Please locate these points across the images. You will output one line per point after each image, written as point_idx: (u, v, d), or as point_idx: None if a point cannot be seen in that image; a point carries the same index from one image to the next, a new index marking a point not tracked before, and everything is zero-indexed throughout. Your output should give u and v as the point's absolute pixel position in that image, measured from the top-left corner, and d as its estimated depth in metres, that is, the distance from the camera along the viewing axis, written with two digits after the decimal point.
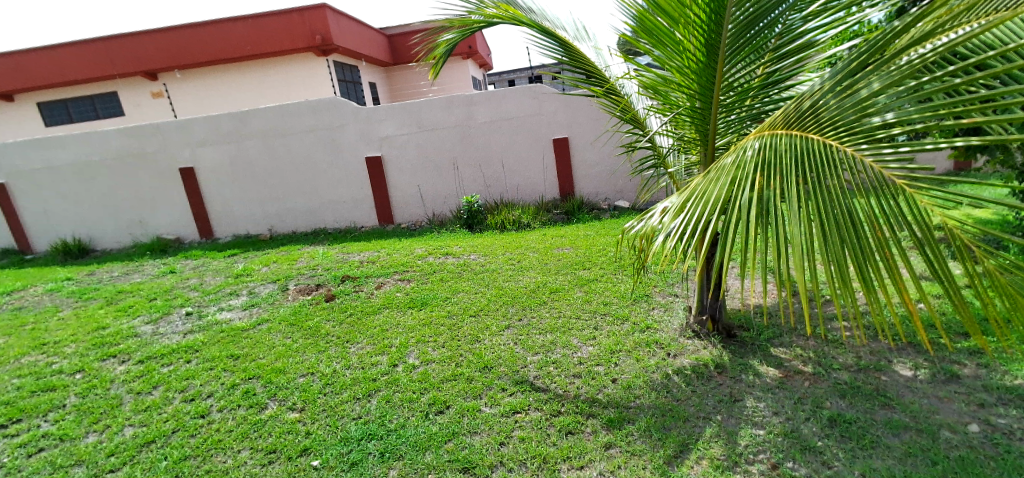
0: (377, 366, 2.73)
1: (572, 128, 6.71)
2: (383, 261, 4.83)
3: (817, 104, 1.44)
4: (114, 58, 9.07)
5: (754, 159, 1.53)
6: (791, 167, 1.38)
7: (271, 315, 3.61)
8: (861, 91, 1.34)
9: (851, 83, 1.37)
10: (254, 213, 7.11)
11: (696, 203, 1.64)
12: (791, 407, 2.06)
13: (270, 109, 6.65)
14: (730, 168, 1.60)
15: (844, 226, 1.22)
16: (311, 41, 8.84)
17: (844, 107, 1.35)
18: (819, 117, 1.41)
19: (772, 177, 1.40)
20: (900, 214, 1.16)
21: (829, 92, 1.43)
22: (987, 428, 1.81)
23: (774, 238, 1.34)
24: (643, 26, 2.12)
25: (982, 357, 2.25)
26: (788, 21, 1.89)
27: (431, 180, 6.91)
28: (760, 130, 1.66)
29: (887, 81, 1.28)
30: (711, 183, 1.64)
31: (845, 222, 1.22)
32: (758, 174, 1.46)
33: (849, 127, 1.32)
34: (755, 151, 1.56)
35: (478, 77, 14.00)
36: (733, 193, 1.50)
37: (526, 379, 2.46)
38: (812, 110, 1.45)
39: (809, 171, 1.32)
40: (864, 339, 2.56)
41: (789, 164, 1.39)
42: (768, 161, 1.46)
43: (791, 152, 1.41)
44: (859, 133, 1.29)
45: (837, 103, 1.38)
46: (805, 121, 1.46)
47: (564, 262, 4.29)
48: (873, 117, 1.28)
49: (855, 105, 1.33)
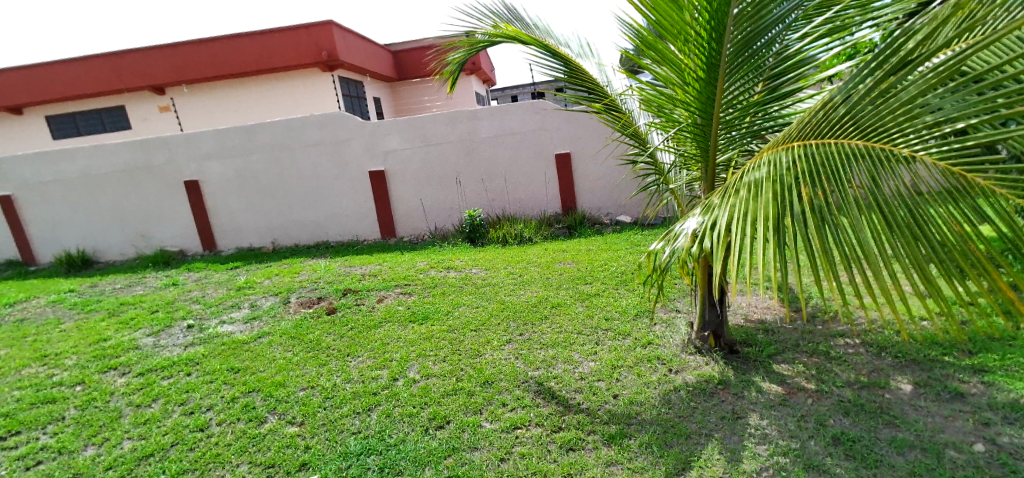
0: (377, 379, 2.72)
1: (574, 143, 6.76)
2: (385, 274, 4.84)
3: (852, 111, 1.36)
4: (123, 73, 9.21)
5: (791, 169, 1.44)
6: (840, 174, 1.30)
7: (272, 328, 3.61)
8: (897, 92, 1.28)
9: (883, 87, 1.31)
10: (258, 225, 7.15)
11: (734, 222, 1.52)
12: (795, 424, 2.04)
13: (277, 123, 6.73)
14: (763, 182, 1.51)
15: (918, 229, 1.17)
16: (318, 57, 8.98)
17: (883, 111, 1.29)
18: (856, 125, 1.34)
19: (821, 188, 1.32)
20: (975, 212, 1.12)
21: (861, 96, 1.36)
22: (993, 447, 1.79)
23: (839, 252, 1.25)
24: (646, 43, 2.16)
25: (987, 374, 2.23)
26: (784, 41, 1.94)
27: (435, 194, 6.95)
28: (782, 139, 1.59)
29: (924, 82, 1.23)
30: (744, 199, 1.53)
31: (917, 225, 1.17)
32: (802, 186, 1.37)
33: (899, 129, 1.24)
34: (786, 162, 1.48)
35: (482, 92, 14.18)
36: (778, 208, 1.40)
37: (527, 394, 2.44)
38: (847, 119, 1.37)
39: (863, 177, 1.26)
40: (868, 356, 2.54)
41: (835, 171, 1.32)
42: (809, 170, 1.38)
43: (833, 157, 1.34)
44: (909, 134, 1.22)
45: (875, 108, 1.31)
46: (840, 130, 1.38)
47: (565, 276, 4.30)
48: (920, 117, 1.22)
49: (897, 107, 1.26)
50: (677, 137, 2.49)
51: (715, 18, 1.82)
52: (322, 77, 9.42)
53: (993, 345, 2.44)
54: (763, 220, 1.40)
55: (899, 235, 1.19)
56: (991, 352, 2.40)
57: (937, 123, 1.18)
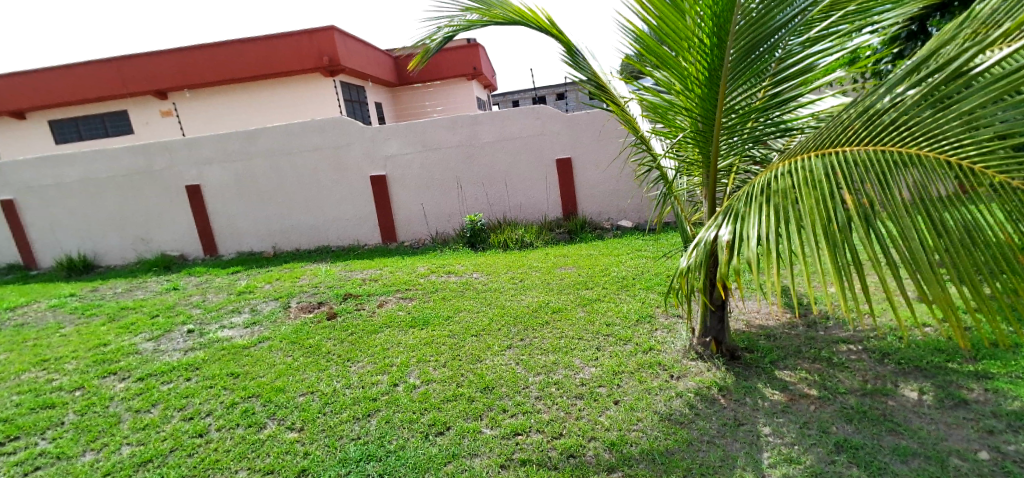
0: (377, 385, 2.70)
1: (576, 148, 6.77)
2: (386, 279, 4.84)
3: (902, 120, 1.29)
4: (126, 78, 9.27)
5: (830, 175, 1.37)
6: (883, 183, 1.25)
7: (273, 333, 3.60)
8: (956, 102, 1.20)
9: (939, 94, 1.24)
10: (259, 230, 7.16)
11: (770, 229, 1.44)
12: (797, 432, 2.02)
13: (279, 128, 6.76)
14: (801, 188, 1.43)
15: (967, 238, 1.13)
16: (320, 62, 9.04)
17: (940, 121, 1.22)
18: (910, 133, 1.26)
19: (866, 195, 1.26)
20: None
21: (914, 104, 1.29)
22: (997, 455, 1.78)
23: (888, 265, 1.19)
24: (648, 49, 2.16)
25: (990, 381, 2.21)
26: (787, 46, 1.94)
27: (436, 199, 6.96)
28: (816, 143, 1.53)
29: (985, 93, 1.15)
30: (777, 206, 1.47)
31: (970, 236, 1.13)
32: (844, 193, 1.30)
33: (952, 140, 1.17)
34: (823, 168, 1.41)
35: (483, 98, 14.29)
36: (820, 215, 1.32)
37: (527, 401, 2.43)
38: (896, 128, 1.30)
39: (914, 185, 1.20)
40: (871, 362, 2.53)
41: (883, 176, 1.25)
42: (850, 176, 1.32)
43: (878, 163, 1.28)
44: (969, 145, 1.15)
45: (931, 117, 1.24)
46: (888, 137, 1.31)
47: (566, 281, 4.29)
48: (979, 129, 1.14)
49: (954, 118, 1.19)
50: (679, 144, 2.46)
51: (716, 24, 1.84)
52: (323, 81, 9.45)
53: (996, 352, 2.43)
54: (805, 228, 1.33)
55: (949, 243, 1.14)
56: (993, 359, 2.39)
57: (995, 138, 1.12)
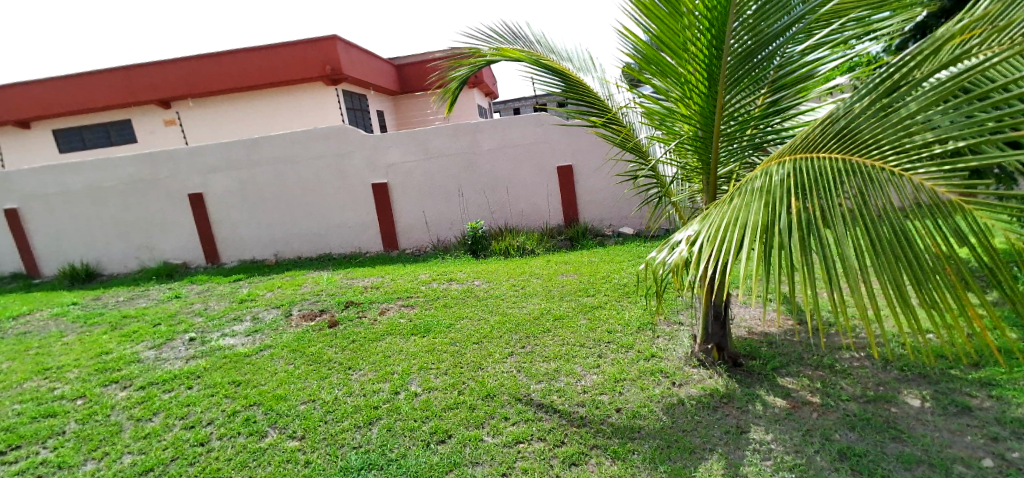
0: (378, 393, 2.70)
1: (577, 155, 6.82)
2: (387, 286, 4.84)
3: (852, 125, 1.44)
4: (129, 87, 9.34)
5: (785, 181, 1.51)
6: (828, 188, 1.37)
7: (274, 341, 3.60)
8: (900, 110, 1.35)
9: (884, 104, 1.39)
10: (260, 238, 7.17)
11: (727, 229, 1.59)
12: (800, 439, 2.02)
13: (282, 136, 6.78)
14: (761, 193, 1.58)
15: (895, 244, 1.23)
16: (322, 71, 9.09)
17: (884, 127, 1.36)
18: (857, 138, 1.41)
19: (811, 199, 1.40)
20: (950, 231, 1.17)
21: (861, 113, 1.44)
22: (1001, 462, 1.77)
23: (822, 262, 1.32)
24: (646, 57, 2.17)
25: (993, 388, 2.21)
26: (787, 53, 1.95)
27: (437, 206, 6.97)
28: (783, 154, 1.66)
29: (925, 102, 1.30)
30: (736, 209, 1.63)
31: (900, 241, 1.22)
32: (794, 198, 1.44)
33: (891, 144, 1.32)
34: (783, 176, 1.55)
35: (484, 105, 14.33)
36: (769, 216, 1.47)
37: (529, 408, 2.42)
38: (847, 132, 1.45)
39: (852, 192, 1.33)
40: (873, 369, 2.52)
41: (826, 184, 1.39)
42: (800, 184, 1.46)
43: (824, 173, 1.42)
44: (905, 150, 1.28)
45: (876, 123, 1.39)
46: (839, 142, 1.46)
47: (568, 288, 4.29)
48: (917, 134, 1.28)
49: (896, 124, 1.33)
50: (679, 151, 2.47)
51: (714, 33, 1.86)
52: (325, 90, 9.51)
53: (998, 358, 2.43)
54: (752, 229, 1.48)
55: (879, 247, 1.25)
56: (996, 365, 2.38)
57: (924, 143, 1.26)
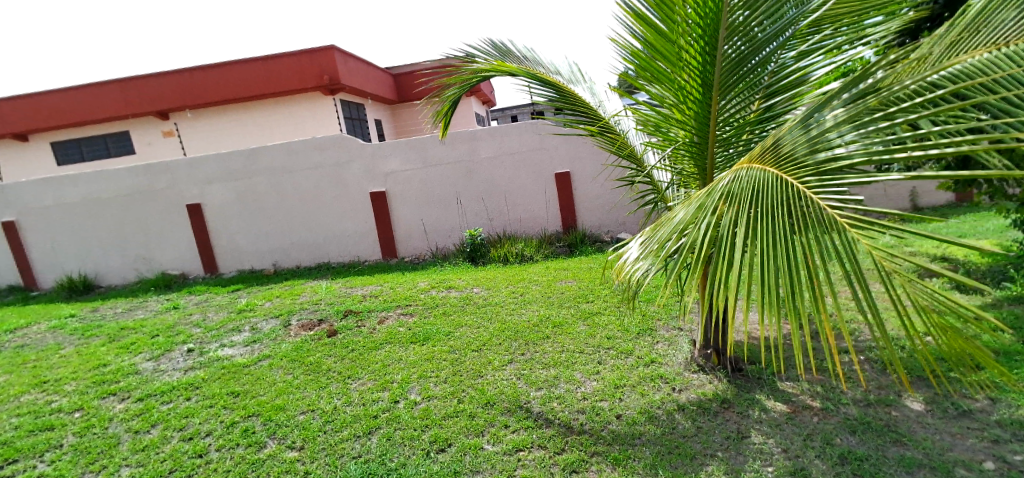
0: (377, 402, 2.69)
1: (574, 162, 6.85)
2: (386, 295, 4.83)
3: (781, 137, 1.66)
4: (127, 99, 9.37)
5: (721, 187, 1.75)
6: (747, 197, 1.59)
7: (273, 351, 3.59)
8: (819, 125, 1.55)
9: (808, 120, 1.60)
10: (259, 247, 7.17)
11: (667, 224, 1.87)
12: (800, 444, 2.01)
13: (280, 146, 6.79)
14: (702, 195, 1.81)
15: (775, 249, 1.45)
16: (319, 80, 9.13)
17: (802, 141, 1.57)
18: (781, 148, 1.63)
19: (733, 204, 1.63)
20: (821, 245, 1.38)
21: (791, 127, 1.65)
22: (1003, 465, 1.76)
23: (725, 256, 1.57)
24: (642, 65, 2.19)
25: (993, 390, 2.20)
26: (780, 60, 1.97)
27: (436, 214, 6.98)
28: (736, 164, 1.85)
29: (841, 121, 1.48)
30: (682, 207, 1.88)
31: (786, 248, 1.42)
32: (720, 202, 1.68)
33: (802, 158, 1.53)
34: (724, 182, 1.77)
35: (482, 113, 14.39)
36: (698, 216, 1.72)
37: (529, 416, 2.41)
38: (775, 144, 1.67)
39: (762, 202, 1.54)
40: (873, 373, 2.52)
41: (747, 194, 1.61)
42: (730, 191, 1.68)
43: (751, 183, 1.63)
44: (808, 166, 1.50)
45: (797, 136, 1.60)
46: (768, 153, 1.68)
47: (567, 295, 4.29)
48: (822, 150, 1.49)
49: (810, 139, 1.54)
50: (674, 156, 2.49)
51: (707, 40, 1.87)
52: (323, 100, 9.57)
53: (997, 360, 2.43)
54: (682, 224, 1.75)
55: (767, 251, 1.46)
56: (997, 368, 2.38)
57: (832, 157, 1.45)
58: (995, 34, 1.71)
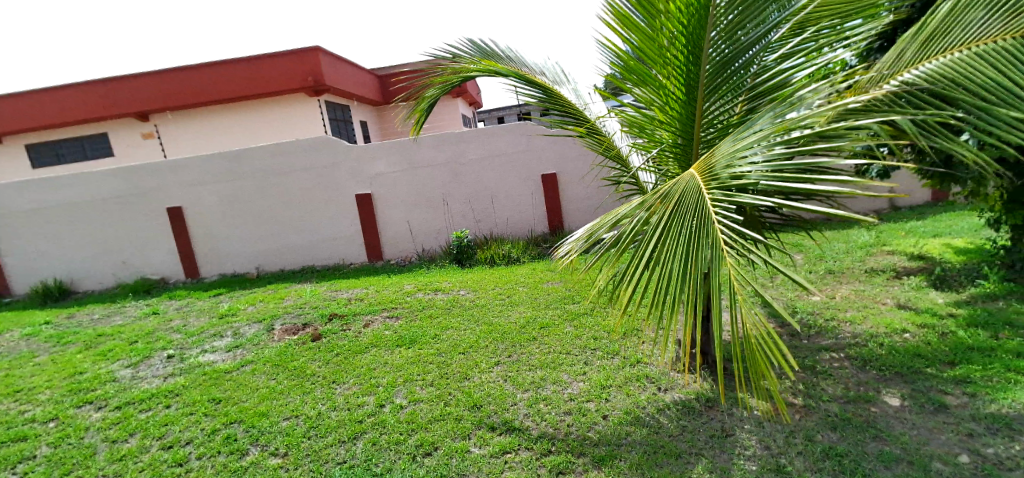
0: (363, 407, 2.66)
1: (560, 164, 6.88)
2: (371, 298, 4.79)
3: (719, 147, 1.91)
4: (105, 101, 9.19)
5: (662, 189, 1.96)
6: (675, 201, 1.82)
7: (256, 356, 3.54)
8: (745, 139, 1.80)
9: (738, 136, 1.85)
10: (242, 251, 7.06)
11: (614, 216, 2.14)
12: (783, 441, 2.04)
13: (264, 149, 6.70)
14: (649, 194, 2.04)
15: (674, 245, 1.71)
16: (304, 82, 9.04)
17: (725, 154, 1.82)
18: (712, 157, 1.89)
19: (662, 205, 1.87)
20: (701, 254, 1.59)
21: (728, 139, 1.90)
22: (978, 458, 1.81)
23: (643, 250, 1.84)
24: (627, 67, 2.20)
25: (968, 385, 2.26)
26: (761, 62, 2.02)
27: (422, 216, 6.96)
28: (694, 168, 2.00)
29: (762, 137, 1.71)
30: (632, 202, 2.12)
31: (679, 249, 1.67)
32: (655, 202, 1.91)
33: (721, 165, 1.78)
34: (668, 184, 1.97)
35: (468, 114, 14.39)
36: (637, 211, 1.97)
37: (516, 418, 2.40)
38: (713, 152, 1.93)
39: (683, 208, 1.77)
40: (853, 370, 2.56)
41: (676, 197, 1.83)
42: (666, 194, 1.90)
43: (682, 189, 1.85)
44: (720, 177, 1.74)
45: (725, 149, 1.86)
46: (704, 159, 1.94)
47: (553, 296, 4.31)
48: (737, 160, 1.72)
49: (734, 150, 1.78)
50: (658, 157, 2.51)
51: (691, 41, 1.90)
52: (307, 101, 9.50)
53: (972, 356, 2.50)
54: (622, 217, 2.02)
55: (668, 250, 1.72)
56: (972, 363, 2.44)
57: (738, 174, 1.68)
58: (963, 35, 1.74)
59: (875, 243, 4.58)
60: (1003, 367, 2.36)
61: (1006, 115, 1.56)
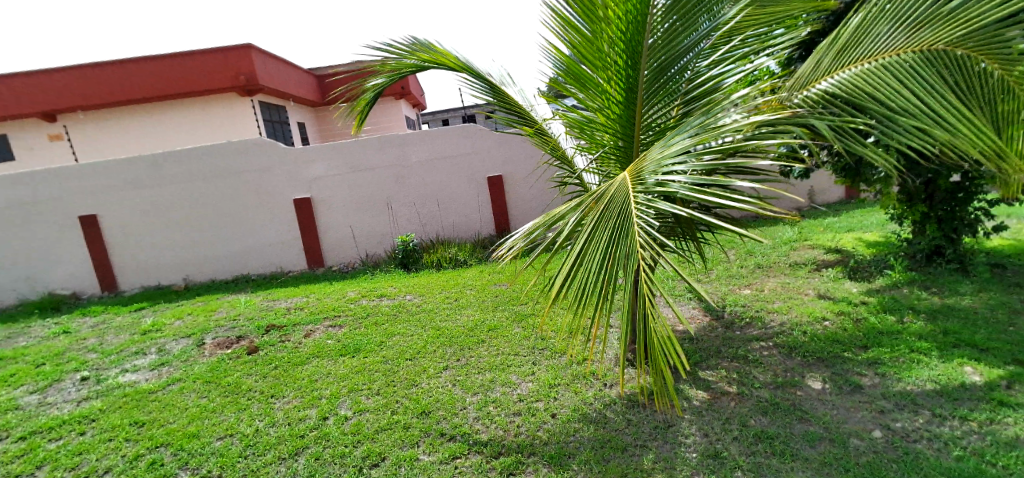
0: (305, 420, 2.55)
1: (506, 166, 6.92)
2: (312, 307, 4.61)
3: (649, 152, 1.99)
4: (6, 101, 8.34)
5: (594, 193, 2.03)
6: (604, 205, 1.88)
7: (184, 374, 3.30)
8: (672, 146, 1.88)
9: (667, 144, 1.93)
10: (167, 261, 6.59)
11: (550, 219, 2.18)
12: (720, 428, 2.14)
13: (194, 151, 6.31)
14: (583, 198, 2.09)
15: (598, 247, 1.77)
16: (235, 81, 8.59)
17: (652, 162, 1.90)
18: (641, 162, 1.96)
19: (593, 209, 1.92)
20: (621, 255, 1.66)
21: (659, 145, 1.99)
22: (888, 432, 1.98)
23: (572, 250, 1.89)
24: (569, 70, 2.24)
25: (879, 366, 2.48)
26: (695, 68, 2.10)
27: (365, 221, 6.78)
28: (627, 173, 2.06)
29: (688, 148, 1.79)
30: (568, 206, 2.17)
31: (603, 251, 1.74)
32: (587, 206, 1.97)
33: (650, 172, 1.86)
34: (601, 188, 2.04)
35: (411, 117, 14.19)
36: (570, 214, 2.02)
37: (465, 422, 2.39)
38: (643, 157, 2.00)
39: (610, 212, 1.83)
40: (780, 357, 2.74)
41: (605, 202, 1.90)
42: (598, 198, 1.97)
43: (612, 194, 1.92)
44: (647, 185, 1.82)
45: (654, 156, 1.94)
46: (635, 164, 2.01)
47: (501, 298, 4.32)
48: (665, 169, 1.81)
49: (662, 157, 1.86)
50: (601, 160, 2.54)
51: (629, 46, 1.96)
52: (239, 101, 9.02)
53: (882, 339, 2.74)
54: (556, 220, 2.06)
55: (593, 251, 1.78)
56: (881, 346, 2.68)
57: (662, 181, 1.77)
58: (871, 46, 1.90)
59: (797, 238, 4.94)
60: (908, 349, 2.60)
61: (906, 124, 1.74)
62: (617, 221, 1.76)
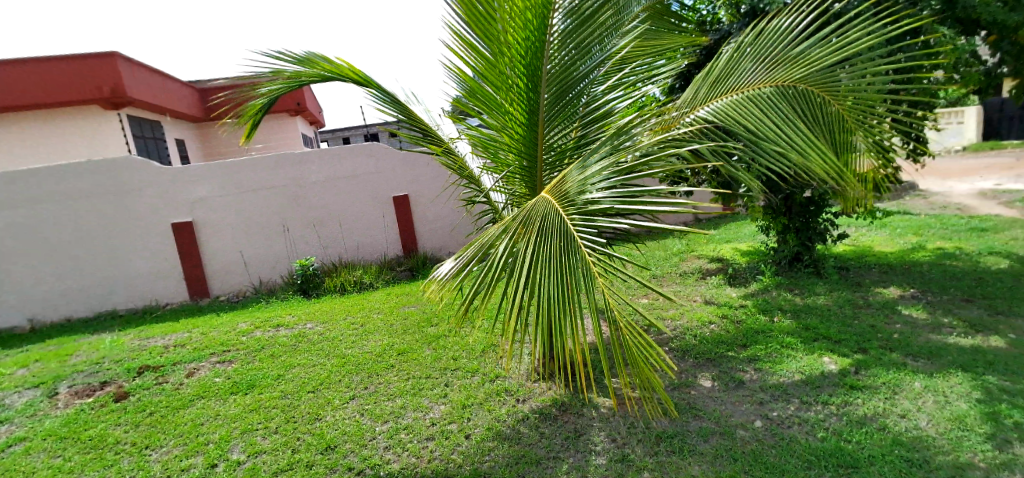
0: (188, 470, 2.28)
1: (412, 184, 6.91)
2: (196, 343, 4.16)
3: (567, 177, 2.01)
4: None
5: (519, 216, 1.94)
6: (535, 228, 1.80)
7: (30, 431, 2.81)
8: (590, 168, 1.92)
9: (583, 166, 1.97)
10: (5, 300, 5.57)
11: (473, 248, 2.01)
12: (626, 432, 2.25)
13: (47, 171, 5.53)
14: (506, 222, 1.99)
15: (545, 274, 1.66)
16: (95, 92, 7.48)
17: (573, 184, 1.92)
18: (563, 186, 1.97)
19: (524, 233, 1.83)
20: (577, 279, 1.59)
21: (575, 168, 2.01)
22: (767, 421, 2.21)
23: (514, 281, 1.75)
24: (472, 91, 2.28)
25: (756, 362, 2.77)
26: (592, 93, 2.23)
27: (258, 244, 6.32)
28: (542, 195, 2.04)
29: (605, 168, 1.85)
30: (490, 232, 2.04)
31: (552, 277, 1.64)
32: (517, 230, 1.86)
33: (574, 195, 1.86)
34: (524, 210, 1.96)
35: (309, 135, 13.57)
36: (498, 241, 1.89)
37: (375, 453, 2.28)
38: (562, 181, 2.01)
39: (545, 234, 1.76)
40: (674, 359, 2.96)
41: (535, 224, 1.82)
42: (526, 221, 1.88)
43: (539, 215, 1.86)
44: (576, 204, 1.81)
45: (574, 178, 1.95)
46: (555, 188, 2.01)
47: (410, 320, 4.23)
48: (587, 190, 1.83)
49: (582, 180, 1.88)
50: (507, 179, 2.61)
51: (528, 70, 2.04)
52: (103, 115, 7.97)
53: (757, 337, 3.08)
54: (485, 250, 1.90)
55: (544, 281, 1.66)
56: (757, 343, 3.01)
57: (587, 202, 1.77)
58: (737, 80, 2.16)
59: (686, 250, 5.42)
60: (778, 344, 2.96)
61: (770, 149, 1.98)
62: (563, 245, 1.69)
